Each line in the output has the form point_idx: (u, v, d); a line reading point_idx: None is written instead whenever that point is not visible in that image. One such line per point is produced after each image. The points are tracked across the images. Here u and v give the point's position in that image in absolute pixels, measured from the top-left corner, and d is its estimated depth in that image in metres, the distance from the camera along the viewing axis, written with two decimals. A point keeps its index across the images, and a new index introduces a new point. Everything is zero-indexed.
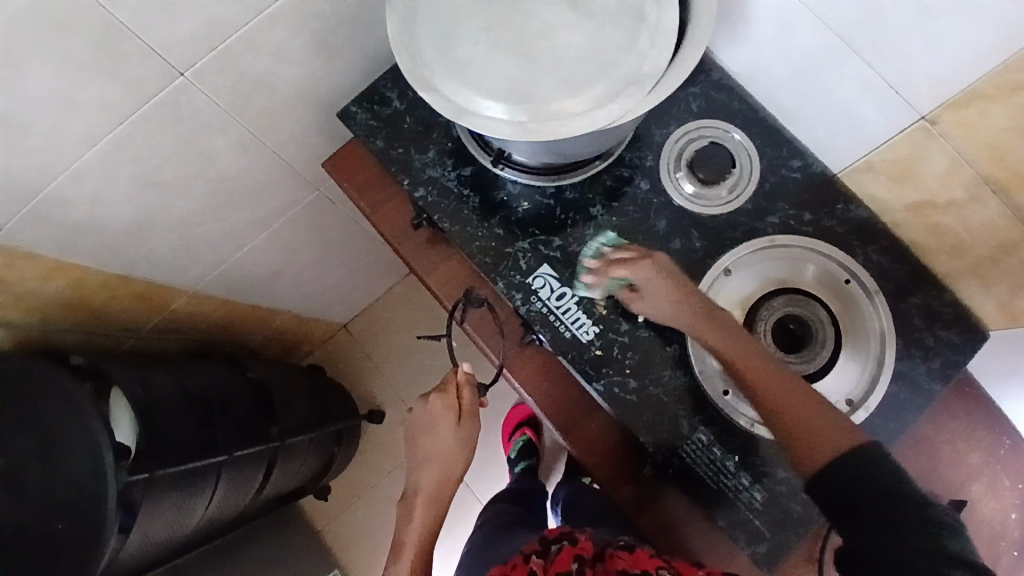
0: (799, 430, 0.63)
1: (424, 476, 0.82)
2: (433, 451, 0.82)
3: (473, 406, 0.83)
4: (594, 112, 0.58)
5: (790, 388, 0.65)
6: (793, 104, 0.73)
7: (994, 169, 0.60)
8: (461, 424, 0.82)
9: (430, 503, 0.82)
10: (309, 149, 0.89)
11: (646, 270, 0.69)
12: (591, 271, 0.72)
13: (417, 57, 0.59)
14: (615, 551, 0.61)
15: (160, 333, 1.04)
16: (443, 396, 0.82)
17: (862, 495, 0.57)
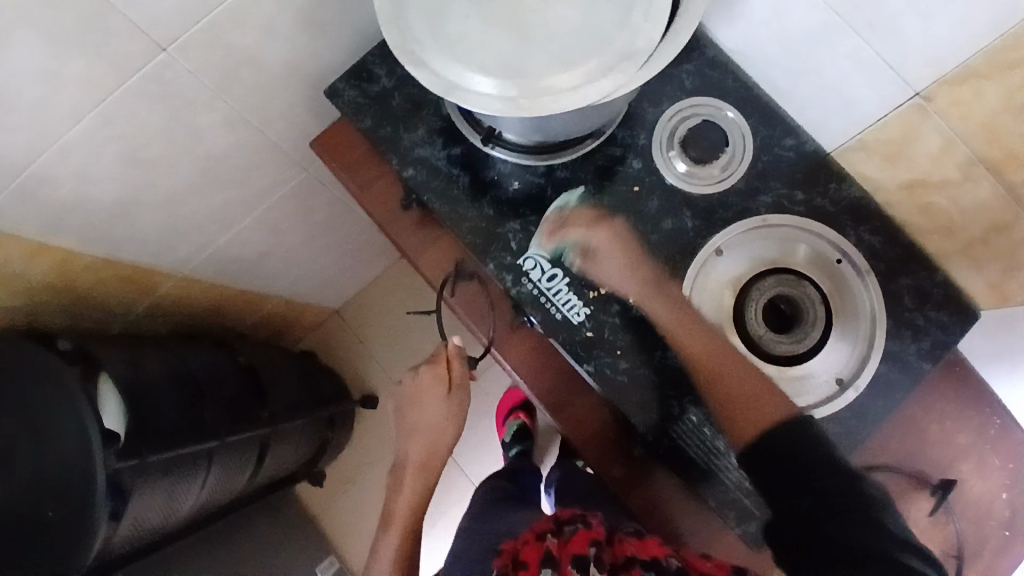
0: (740, 399, 0.66)
1: (413, 446, 0.82)
2: (421, 423, 0.82)
3: (464, 377, 0.83)
4: (587, 87, 0.56)
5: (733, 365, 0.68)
6: (787, 82, 0.72)
7: (990, 148, 0.59)
8: (450, 396, 0.82)
9: (418, 473, 0.82)
10: (297, 128, 0.88)
11: (602, 234, 0.73)
12: (546, 228, 0.74)
13: (406, 31, 0.57)
14: (625, 538, 0.60)
15: (150, 316, 1.03)
16: (433, 366, 0.83)
17: (796, 456, 0.59)
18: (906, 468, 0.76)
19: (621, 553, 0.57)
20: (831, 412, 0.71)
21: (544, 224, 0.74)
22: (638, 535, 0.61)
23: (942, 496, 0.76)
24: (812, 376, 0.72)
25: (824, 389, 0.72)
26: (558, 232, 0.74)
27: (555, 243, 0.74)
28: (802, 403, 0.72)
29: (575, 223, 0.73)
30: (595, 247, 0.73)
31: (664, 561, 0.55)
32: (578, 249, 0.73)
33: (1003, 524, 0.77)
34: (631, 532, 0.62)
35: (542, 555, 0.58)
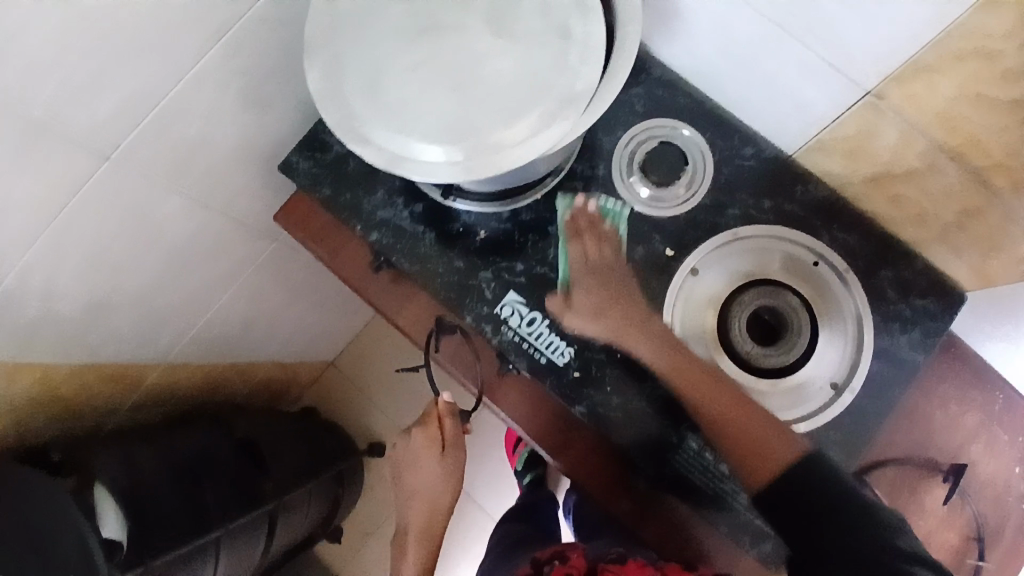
0: (753, 447, 0.65)
1: (413, 511, 0.82)
2: (418, 486, 0.81)
3: (455, 434, 0.81)
4: (533, 139, 0.55)
5: (748, 412, 0.67)
6: (737, 93, 0.71)
7: (949, 137, 0.58)
8: (445, 456, 0.81)
9: (421, 538, 0.81)
10: (257, 203, 0.87)
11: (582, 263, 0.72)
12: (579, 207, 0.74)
13: (344, 107, 0.57)
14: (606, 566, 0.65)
15: (140, 409, 1.02)
16: (425, 427, 0.81)
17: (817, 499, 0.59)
18: (916, 458, 0.76)
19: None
20: (831, 418, 0.71)
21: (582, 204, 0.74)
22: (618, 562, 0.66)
23: (955, 481, 0.76)
24: (808, 383, 0.71)
25: (821, 396, 0.71)
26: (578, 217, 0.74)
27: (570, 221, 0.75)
28: (803, 413, 0.71)
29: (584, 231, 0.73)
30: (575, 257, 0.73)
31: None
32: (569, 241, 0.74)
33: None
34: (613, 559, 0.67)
35: None
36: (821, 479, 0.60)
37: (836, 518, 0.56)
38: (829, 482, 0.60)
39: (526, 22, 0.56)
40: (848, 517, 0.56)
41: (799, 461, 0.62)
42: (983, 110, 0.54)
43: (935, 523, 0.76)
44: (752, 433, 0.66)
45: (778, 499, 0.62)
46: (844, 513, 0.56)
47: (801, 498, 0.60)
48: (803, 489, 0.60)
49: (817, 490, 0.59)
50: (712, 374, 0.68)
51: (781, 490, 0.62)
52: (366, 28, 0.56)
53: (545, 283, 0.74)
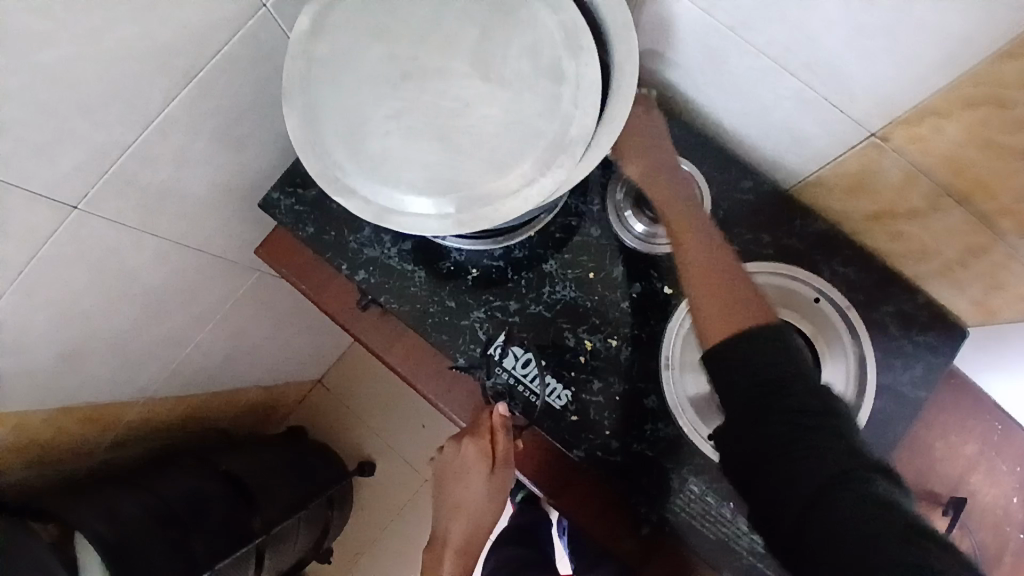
0: (725, 305, 0.59)
1: (454, 525, 0.75)
2: (464, 499, 0.74)
3: (509, 453, 0.70)
4: (527, 189, 0.53)
5: (721, 268, 0.61)
6: (735, 124, 0.69)
7: (956, 180, 0.56)
8: (494, 474, 0.71)
9: (460, 553, 0.75)
10: (237, 238, 0.83)
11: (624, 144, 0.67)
12: None
13: (326, 157, 0.54)
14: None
15: (120, 447, 0.98)
16: (477, 439, 0.71)
17: (783, 375, 0.54)
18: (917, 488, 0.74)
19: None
20: None
21: None
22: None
23: (955, 514, 0.73)
24: None
25: None
26: None
27: None
28: None
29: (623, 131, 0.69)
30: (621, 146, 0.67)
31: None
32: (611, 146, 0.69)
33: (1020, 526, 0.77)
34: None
35: None
36: (787, 363, 0.54)
37: (798, 414, 0.52)
38: (794, 367, 0.54)
39: (516, 65, 0.53)
40: (804, 412, 0.52)
41: (771, 331, 0.56)
42: (992, 159, 0.52)
43: None
44: (725, 290, 0.60)
45: (733, 383, 0.55)
46: (805, 406, 0.52)
47: (760, 382, 0.54)
48: (765, 367, 0.54)
49: (770, 368, 0.54)
50: (702, 228, 0.64)
51: (742, 358, 0.55)
52: (347, 72, 0.54)
53: (539, 322, 0.71)
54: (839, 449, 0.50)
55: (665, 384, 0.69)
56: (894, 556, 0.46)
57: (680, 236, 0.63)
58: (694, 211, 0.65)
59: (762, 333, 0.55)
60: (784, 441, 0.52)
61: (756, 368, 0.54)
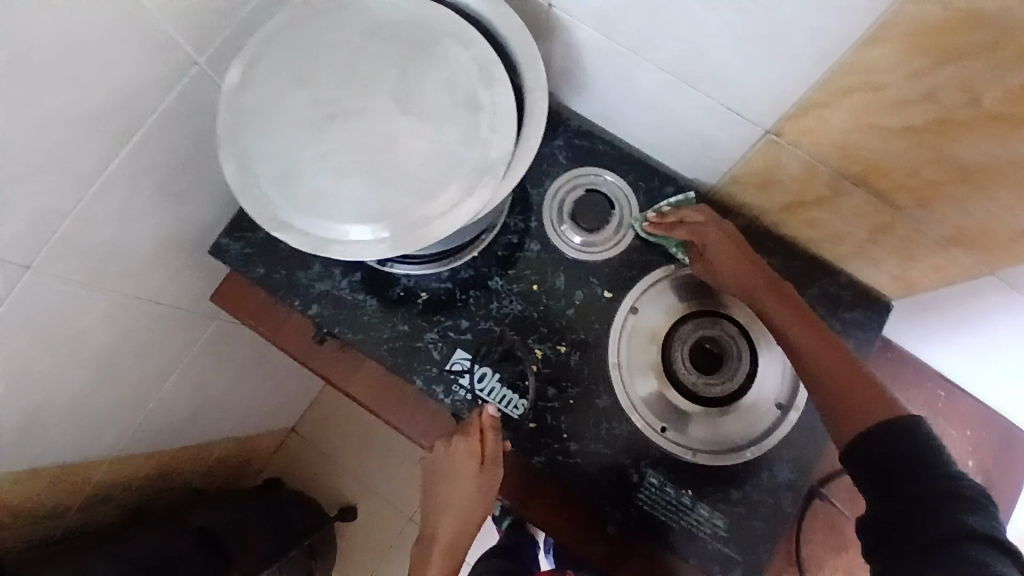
0: (848, 393, 0.61)
1: (443, 524, 0.74)
2: (451, 498, 0.73)
3: (498, 452, 0.70)
4: (455, 211, 0.56)
5: (838, 353, 0.64)
6: (654, 138, 0.75)
7: (851, 164, 0.60)
8: (482, 473, 0.70)
9: (446, 553, 0.74)
10: (191, 287, 0.85)
11: (709, 236, 0.72)
12: (657, 217, 0.75)
13: (264, 197, 0.58)
14: None
15: (91, 508, 0.97)
16: (464, 438, 0.70)
17: (915, 453, 0.54)
18: None
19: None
20: (781, 437, 0.72)
21: (655, 213, 0.75)
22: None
23: None
24: (755, 407, 0.72)
25: (768, 419, 0.72)
26: (667, 226, 0.74)
27: (662, 235, 0.74)
28: (753, 435, 0.71)
29: (683, 224, 0.73)
30: (703, 247, 0.72)
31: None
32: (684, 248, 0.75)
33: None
34: None
35: None
36: (920, 442, 0.55)
37: (916, 482, 0.53)
38: (930, 451, 0.54)
39: (435, 98, 0.58)
40: (928, 481, 0.53)
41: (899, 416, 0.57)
42: (878, 139, 0.56)
43: None
44: (844, 378, 0.62)
45: (863, 461, 0.57)
46: (924, 474, 0.53)
47: (888, 458, 0.55)
48: (895, 444, 0.55)
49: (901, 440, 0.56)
50: (809, 316, 0.67)
51: (876, 447, 0.56)
52: (278, 120, 0.58)
53: (490, 337, 0.74)
54: (953, 512, 0.50)
55: (614, 384, 0.73)
56: None
57: (788, 325, 0.67)
58: (800, 303, 0.68)
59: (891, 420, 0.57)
60: (899, 493, 0.54)
61: (889, 450, 0.56)
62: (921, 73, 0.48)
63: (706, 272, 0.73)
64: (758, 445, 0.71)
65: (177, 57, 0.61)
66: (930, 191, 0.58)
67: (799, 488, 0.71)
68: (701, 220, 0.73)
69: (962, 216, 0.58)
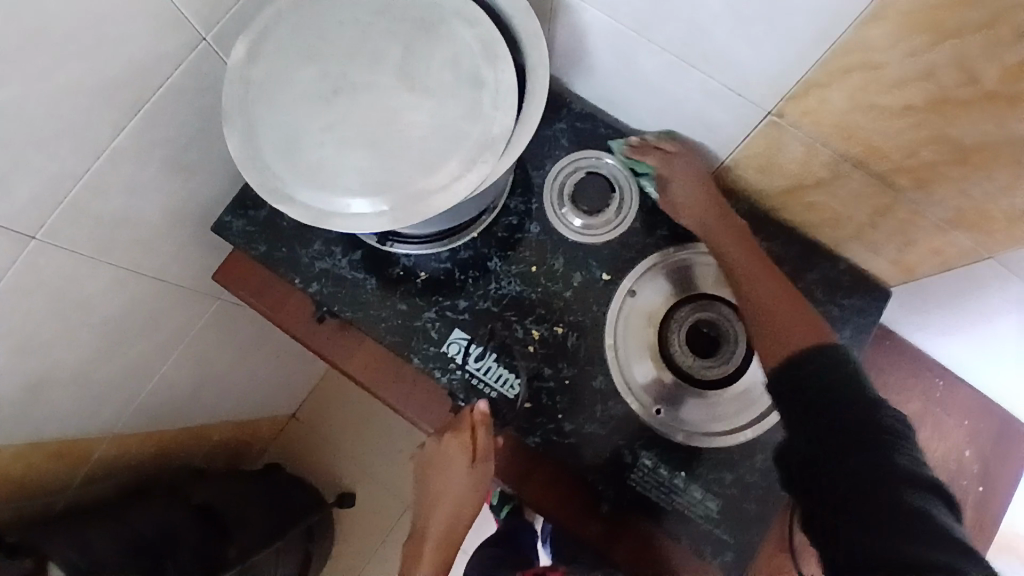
0: (781, 324, 0.65)
1: (436, 516, 0.76)
2: (445, 491, 0.75)
3: (489, 448, 0.71)
4: (454, 184, 0.56)
5: (779, 290, 0.68)
6: (655, 120, 0.76)
7: (850, 146, 0.61)
8: (474, 468, 0.72)
9: (439, 545, 0.77)
10: (193, 264, 0.86)
11: (676, 166, 0.73)
12: (633, 144, 0.76)
13: (266, 170, 0.58)
14: None
15: (92, 482, 0.98)
16: (458, 433, 0.72)
17: (843, 389, 0.57)
18: None
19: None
20: (778, 421, 0.71)
21: (634, 139, 0.76)
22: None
23: None
24: (750, 390, 0.72)
25: (764, 402, 0.72)
26: (640, 152, 0.75)
27: (634, 160, 0.76)
28: (747, 418, 0.72)
29: (656, 151, 0.75)
30: (669, 177, 0.74)
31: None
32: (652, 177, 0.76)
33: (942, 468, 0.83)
34: None
35: None
36: (847, 379, 0.58)
37: (856, 430, 0.55)
38: (856, 389, 0.57)
39: (437, 75, 0.59)
40: (858, 425, 0.55)
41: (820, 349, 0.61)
42: (877, 119, 0.56)
43: None
44: (780, 311, 0.66)
45: (799, 403, 0.59)
46: (862, 420, 0.55)
47: (821, 395, 0.58)
48: (832, 388, 0.58)
49: (834, 381, 0.58)
50: (758, 254, 0.70)
51: (802, 376, 0.60)
52: (283, 94, 0.59)
53: (488, 318, 0.75)
54: (885, 456, 0.53)
55: (611, 365, 0.73)
56: (907, 550, 0.48)
57: (733, 260, 0.70)
58: (752, 243, 0.71)
59: (813, 351, 0.61)
60: (832, 438, 0.56)
61: (821, 385, 0.59)
62: (920, 50, 0.49)
63: (666, 202, 0.74)
64: (752, 427, 0.71)
65: (185, 33, 0.62)
66: (928, 171, 0.58)
67: None
68: (674, 149, 0.74)
69: (960, 196, 0.58)
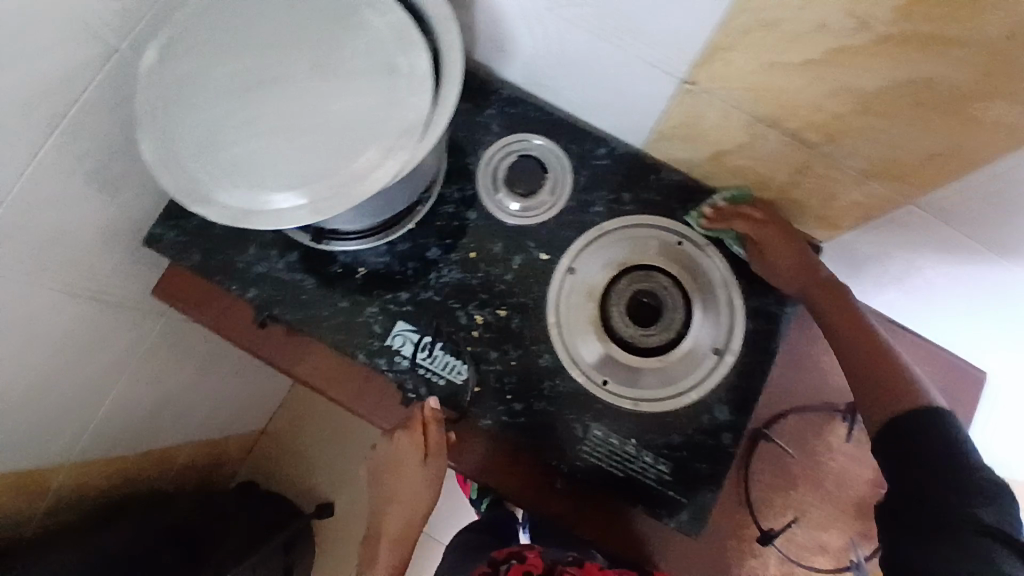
0: (886, 385, 0.66)
1: (391, 515, 0.77)
2: (399, 490, 0.76)
3: (442, 443, 0.72)
4: (374, 173, 0.56)
5: (881, 349, 0.68)
6: (584, 100, 0.75)
7: (762, 106, 0.62)
8: (428, 465, 0.72)
9: (394, 544, 0.78)
10: (133, 280, 0.85)
11: (767, 233, 0.73)
12: (711, 213, 0.75)
13: (183, 172, 0.58)
14: (565, 567, 0.75)
15: (59, 510, 0.96)
16: (409, 431, 0.72)
17: (934, 451, 0.59)
18: (813, 404, 0.81)
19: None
20: (717, 381, 0.74)
21: (710, 206, 0.76)
22: (577, 564, 0.76)
23: (853, 418, 0.80)
24: (693, 354, 0.74)
25: (704, 365, 0.74)
26: (721, 222, 0.75)
27: (714, 230, 0.76)
28: (691, 381, 0.74)
29: (742, 217, 0.74)
30: (760, 243, 0.74)
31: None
32: (738, 240, 0.76)
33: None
34: (571, 561, 0.77)
35: None
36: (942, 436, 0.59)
37: (940, 477, 0.57)
38: (950, 447, 0.58)
39: (350, 65, 0.58)
40: (940, 472, 0.58)
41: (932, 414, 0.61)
42: (782, 77, 0.57)
43: (844, 461, 0.81)
44: (887, 371, 0.66)
45: (892, 448, 0.62)
46: (946, 466, 0.57)
47: (917, 447, 0.60)
48: (925, 438, 0.60)
49: (928, 437, 0.60)
50: (856, 315, 0.70)
51: (902, 436, 0.61)
52: (196, 95, 0.59)
53: (431, 306, 0.75)
54: (967, 509, 0.55)
55: (555, 342, 0.74)
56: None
57: (836, 321, 0.71)
58: (853, 304, 0.71)
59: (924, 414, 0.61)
60: (913, 480, 0.59)
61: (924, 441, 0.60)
62: (809, 3, 0.49)
63: (757, 265, 0.75)
64: (695, 389, 0.74)
65: (93, 46, 0.61)
66: (838, 124, 0.59)
67: (740, 428, 0.74)
68: (760, 216, 0.74)
69: (870, 146, 0.60)
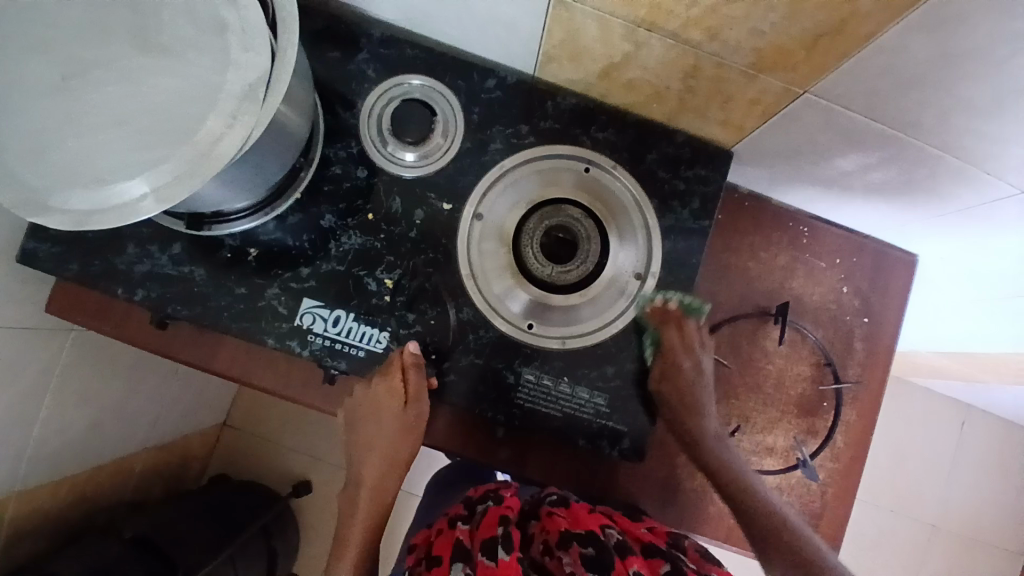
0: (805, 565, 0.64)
1: (368, 464, 0.73)
2: (375, 439, 0.72)
3: (422, 391, 0.69)
4: (218, 148, 0.51)
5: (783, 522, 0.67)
6: (458, 29, 0.70)
7: (635, 11, 0.57)
8: (407, 412, 0.70)
9: (374, 495, 0.73)
10: (23, 300, 0.79)
11: (685, 363, 0.73)
12: (655, 309, 0.73)
13: (15, 181, 0.51)
14: (554, 511, 0.68)
15: (12, 544, 0.93)
16: (386, 378, 0.69)
17: None
18: (746, 312, 0.81)
19: (552, 529, 0.66)
20: (642, 305, 0.74)
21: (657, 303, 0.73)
22: (563, 504, 0.69)
23: (785, 320, 0.79)
24: (614, 280, 0.75)
25: (626, 291, 0.75)
26: (659, 319, 0.73)
27: (648, 321, 0.73)
28: (613, 309, 0.74)
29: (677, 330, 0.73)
30: (673, 368, 0.73)
31: (596, 534, 0.63)
32: (654, 347, 0.74)
33: (824, 310, 0.82)
34: (557, 499, 0.70)
35: (457, 549, 0.66)
36: None
37: None
38: None
39: (174, 29, 0.53)
40: None
41: None
42: None
43: (783, 363, 0.81)
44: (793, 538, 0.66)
45: None
46: None
47: None
48: None
49: None
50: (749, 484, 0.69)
51: None
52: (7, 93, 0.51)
53: (336, 278, 0.71)
54: None
55: (473, 294, 0.72)
56: None
57: (738, 491, 0.69)
58: (741, 469, 0.71)
59: None
60: None
61: None
62: None
63: (660, 375, 0.72)
64: (622, 315, 0.74)
65: None
66: (714, 19, 0.55)
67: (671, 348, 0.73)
68: (689, 340, 0.74)
69: (752, 37, 0.56)
